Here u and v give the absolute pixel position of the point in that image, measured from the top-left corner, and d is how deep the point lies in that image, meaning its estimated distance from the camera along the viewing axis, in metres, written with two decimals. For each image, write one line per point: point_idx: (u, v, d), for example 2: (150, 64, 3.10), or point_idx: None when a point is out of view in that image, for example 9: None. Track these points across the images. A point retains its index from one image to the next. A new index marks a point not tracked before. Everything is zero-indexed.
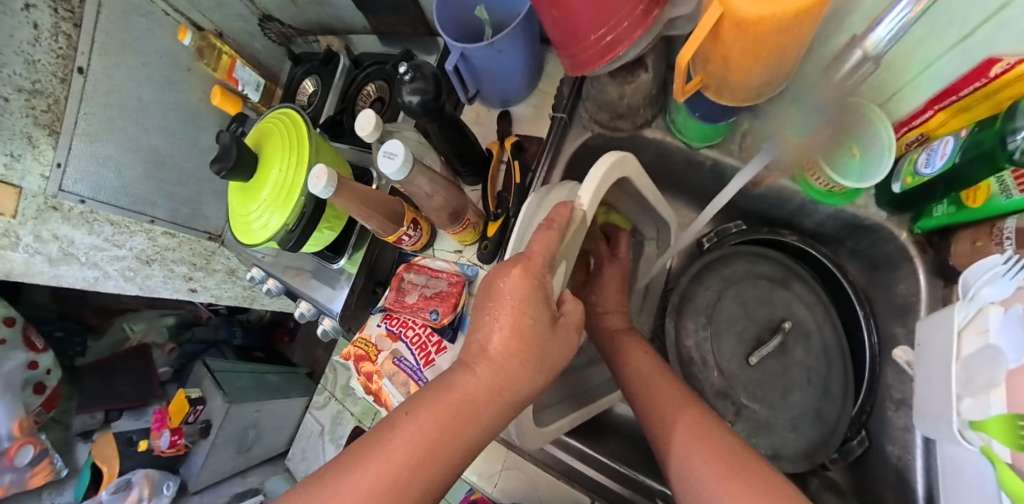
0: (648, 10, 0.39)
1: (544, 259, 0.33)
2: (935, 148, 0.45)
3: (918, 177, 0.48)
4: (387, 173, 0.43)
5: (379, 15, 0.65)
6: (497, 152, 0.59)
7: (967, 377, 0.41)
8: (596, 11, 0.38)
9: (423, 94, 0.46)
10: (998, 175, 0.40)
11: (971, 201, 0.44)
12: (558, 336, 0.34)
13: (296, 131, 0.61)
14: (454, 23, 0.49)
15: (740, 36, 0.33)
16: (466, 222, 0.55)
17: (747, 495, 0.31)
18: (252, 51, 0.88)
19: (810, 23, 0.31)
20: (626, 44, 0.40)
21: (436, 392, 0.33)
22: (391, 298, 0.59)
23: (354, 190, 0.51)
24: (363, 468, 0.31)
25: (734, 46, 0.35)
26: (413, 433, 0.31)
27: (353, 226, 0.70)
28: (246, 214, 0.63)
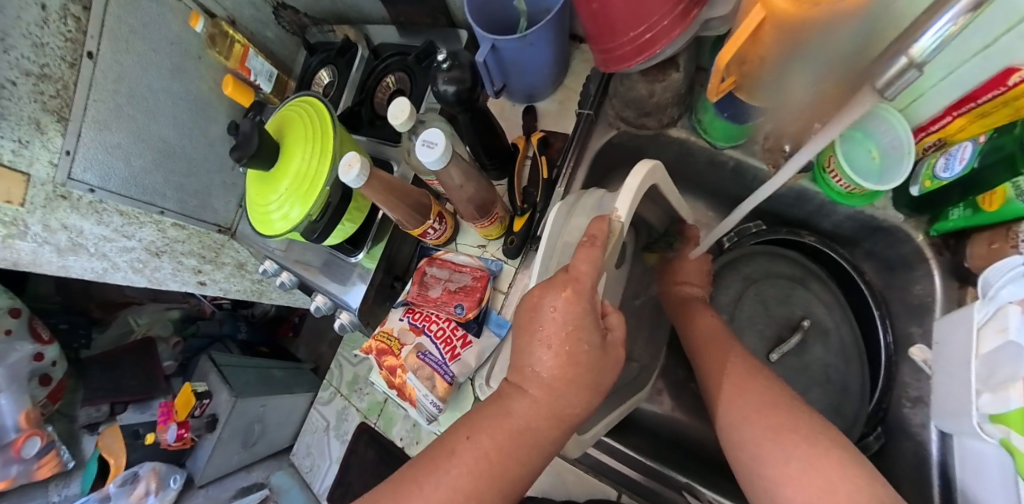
0: (687, 9, 0.39)
1: (592, 278, 0.32)
2: (954, 152, 0.45)
3: (935, 180, 0.47)
4: (424, 162, 0.42)
5: (400, 6, 0.64)
6: (523, 147, 0.58)
7: (987, 373, 0.42)
8: (638, 7, 0.37)
9: (459, 83, 0.48)
10: (1015, 180, 0.40)
11: (986, 204, 0.45)
12: (609, 357, 0.34)
13: (318, 120, 0.60)
14: (482, 13, 0.48)
15: (782, 34, 0.33)
16: (493, 216, 0.55)
17: (800, 430, 0.35)
18: (264, 40, 0.85)
19: (843, 26, 0.30)
20: (663, 43, 0.40)
21: (495, 417, 0.35)
22: (413, 292, 0.60)
23: (384, 181, 0.51)
24: (433, 489, 0.34)
25: (772, 47, 0.35)
26: (477, 459, 0.34)
27: (372, 220, 0.70)
28: (265, 204, 0.62)
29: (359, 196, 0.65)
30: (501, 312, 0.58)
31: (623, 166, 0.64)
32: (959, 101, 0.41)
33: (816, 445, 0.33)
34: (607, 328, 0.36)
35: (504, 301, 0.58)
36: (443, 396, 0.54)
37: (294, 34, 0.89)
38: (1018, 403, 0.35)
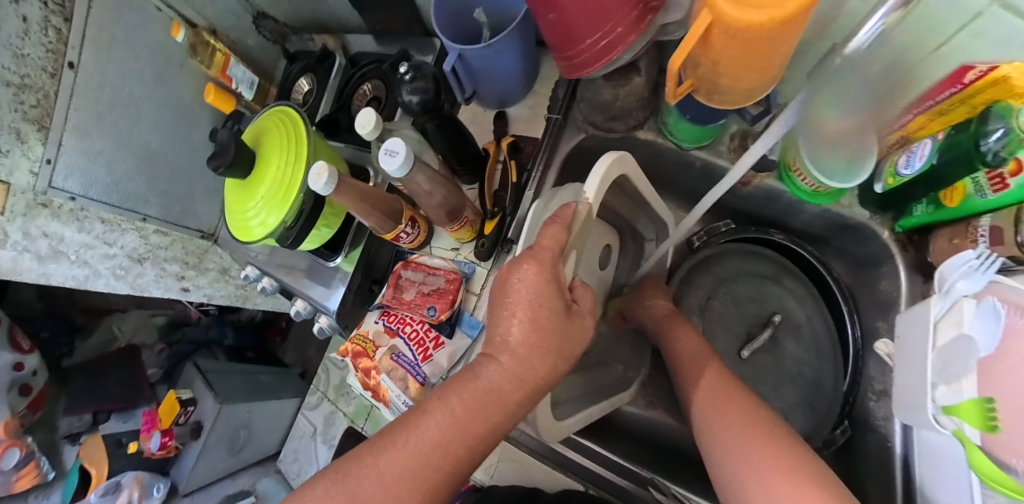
0: (641, 15, 0.41)
1: (556, 252, 0.33)
2: (913, 150, 0.46)
3: (898, 177, 0.49)
4: (388, 170, 0.44)
5: (377, 15, 0.65)
6: (493, 151, 0.59)
7: (943, 365, 0.43)
8: (595, 16, 0.39)
9: (423, 93, 0.49)
10: (974, 177, 0.42)
11: (949, 200, 0.46)
12: (572, 324, 0.35)
13: (293, 128, 0.62)
14: (451, 24, 0.50)
15: (731, 41, 0.34)
16: (463, 220, 0.56)
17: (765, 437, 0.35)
18: (246, 47, 0.86)
19: (787, 30, 0.32)
20: (621, 48, 0.42)
21: (465, 379, 0.34)
22: (389, 295, 0.61)
23: (355, 187, 0.53)
24: (398, 446, 0.32)
25: (723, 51, 0.36)
26: (443, 417, 0.32)
27: (350, 225, 0.71)
28: (243, 210, 0.63)
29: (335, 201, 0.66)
30: (474, 314, 0.59)
31: None
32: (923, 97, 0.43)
33: (780, 449, 0.33)
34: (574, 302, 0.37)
35: (477, 302, 0.59)
36: (416, 396, 0.54)
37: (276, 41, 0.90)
38: (971, 394, 0.36)
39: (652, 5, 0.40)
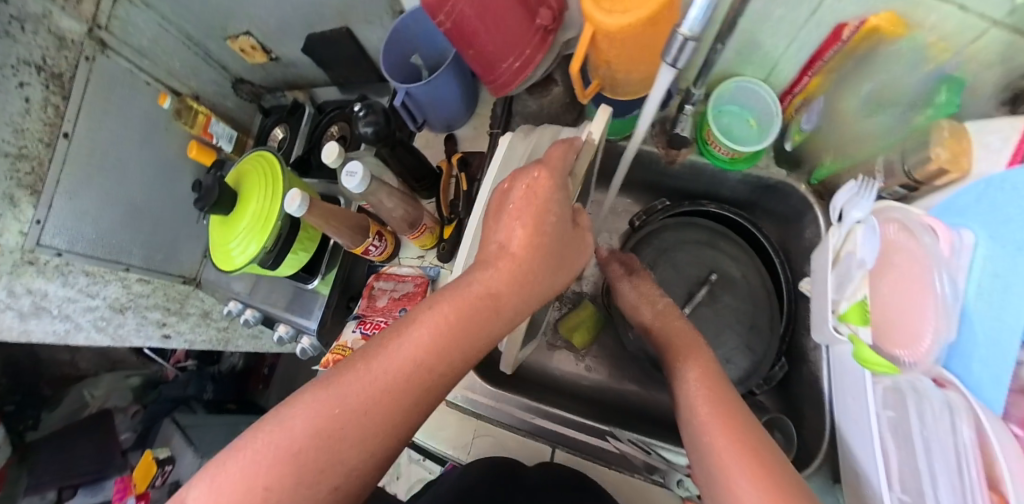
0: (543, 37, 0.52)
1: (562, 163, 0.38)
2: (812, 109, 0.55)
3: (803, 133, 0.58)
4: (348, 188, 0.52)
5: (334, 69, 0.78)
6: (446, 168, 0.69)
7: (840, 281, 0.52)
8: (506, 42, 0.50)
9: (376, 124, 0.57)
10: (870, 121, 0.51)
11: (850, 145, 0.55)
12: (568, 238, 0.40)
13: (270, 167, 0.71)
14: (397, 68, 0.62)
15: (612, 43, 0.43)
16: (422, 227, 0.64)
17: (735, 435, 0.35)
18: (225, 108, 1.00)
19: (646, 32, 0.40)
20: (532, 66, 0.53)
21: (459, 287, 0.36)
22: (363, 305, 0.67)
23: (326, 208, 0.61)
24: (395, 349, 0.33)
25: (608, 53, 0.45)
26: (439, 321, 0.34)
27: (325, 247, 0.78)
28: (226, 243, 0.70)
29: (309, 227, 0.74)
30: None
31: None
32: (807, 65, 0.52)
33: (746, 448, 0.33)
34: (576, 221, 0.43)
35: None
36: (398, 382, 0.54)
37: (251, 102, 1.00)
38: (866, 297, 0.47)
39: (550, 28, 0.51)
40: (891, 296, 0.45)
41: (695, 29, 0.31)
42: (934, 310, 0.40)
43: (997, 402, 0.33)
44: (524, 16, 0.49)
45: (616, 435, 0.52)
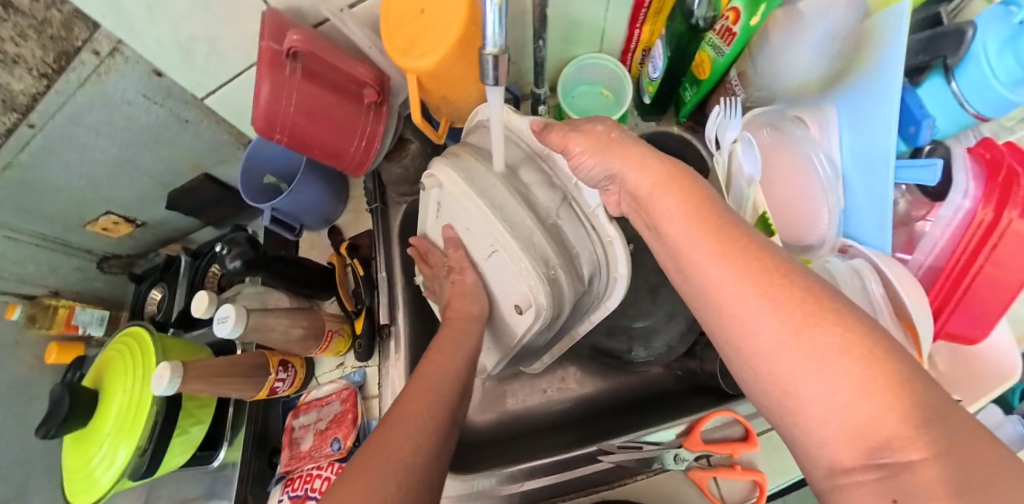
0: (377, 109, 0.45)
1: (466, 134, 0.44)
2: (654, 54, 0.50)
3: (653, 82, 0.52)
4: (222, 337, 0.44)
5: (208, 211, 0.74)
6: (336, 261, 0.57)
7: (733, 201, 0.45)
8: (338, 127, 0.43)
9: (242, 255, 0.46)
10: (708, 41, 0.45)
11: (701, 74, 0.49)
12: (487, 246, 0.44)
13: (132, 342, 0.52)
14: (249, 180, 0.53)
15: (440, 80, 0.38)
16: (328, 335, 0.52)
17: (835, 349, 0.18)
18: (93, 291, 0.80)
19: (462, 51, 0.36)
20: (379, 140, 0.47)
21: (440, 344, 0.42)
22: (286, 457, 0.51)
23: (206, 365, 0.47)
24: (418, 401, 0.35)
25: (439, 89, 0.40)
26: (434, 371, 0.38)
27: (225, 406, 0.59)
28: (87, 463, 0.49)
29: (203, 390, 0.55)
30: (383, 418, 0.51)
31: None
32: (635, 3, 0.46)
33: (858, 370, 0.17)
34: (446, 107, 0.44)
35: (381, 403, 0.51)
36: None
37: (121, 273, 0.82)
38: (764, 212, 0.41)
39: (381, 98, 0.45)
40: (783, 189, 0.47)
41: (499, 44, 0.26)
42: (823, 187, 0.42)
43: (882, 241, 0.40)
44: (347, 100, 0.43)
45: (604, 452, 0.47)
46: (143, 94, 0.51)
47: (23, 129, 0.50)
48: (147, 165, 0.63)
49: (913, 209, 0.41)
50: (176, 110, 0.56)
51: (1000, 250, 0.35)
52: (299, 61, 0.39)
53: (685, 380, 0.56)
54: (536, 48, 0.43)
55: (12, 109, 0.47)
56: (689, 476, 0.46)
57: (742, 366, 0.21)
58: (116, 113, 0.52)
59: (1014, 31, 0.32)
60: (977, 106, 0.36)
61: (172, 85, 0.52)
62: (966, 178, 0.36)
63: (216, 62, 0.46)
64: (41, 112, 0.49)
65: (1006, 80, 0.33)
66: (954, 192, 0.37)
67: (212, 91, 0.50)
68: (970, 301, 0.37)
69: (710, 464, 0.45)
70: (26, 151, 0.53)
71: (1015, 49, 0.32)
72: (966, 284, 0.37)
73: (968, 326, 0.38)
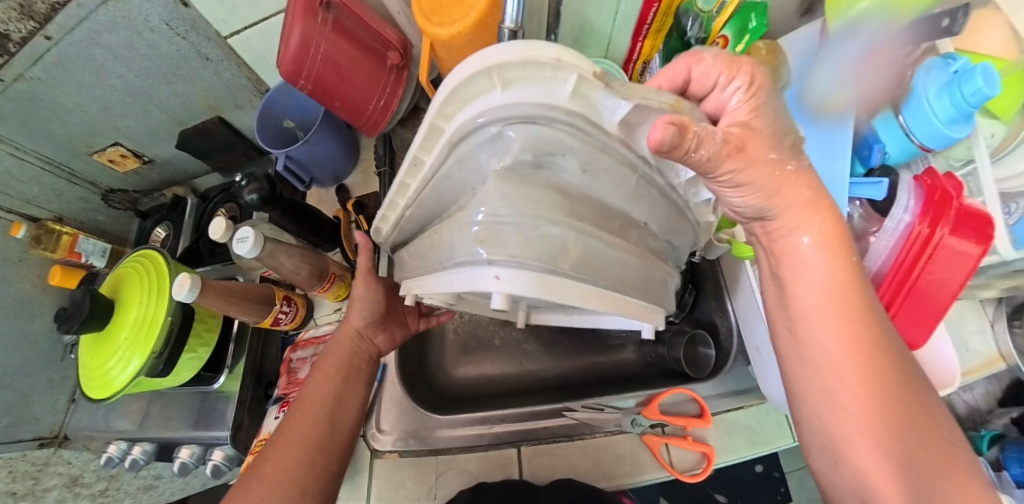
0: (395, 72, 0.49)
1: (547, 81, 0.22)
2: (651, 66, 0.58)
3: None
4: (240, 254, 0.47)
5: (217, 156, 0.75)
6: (343, 215, 0.62)
7: None
8: (360, 86, 0.48)
9: (261, 190, 0.50)
10: None
11: None
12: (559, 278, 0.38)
13: (150, 264, 0.57)
14: (264, 126, 0.55)
15: (452, 55, 0.42)
16: (331, 277, 0.58)
17: (897, 417, 0.29)
18: (95, 223, 0.80)
19: (482, 31, 0.40)
20: (395, 102, 0.51)
21: (327, 354, 0.52)
22: (283, 384, 0.57)
23: (220, 285, 0.52)
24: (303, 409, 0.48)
25: (451, 62, 0.43)
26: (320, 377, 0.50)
27: (227, 335, 0.64)
28: (103, 364, 0.54)
29: (208, 316, 0.60)
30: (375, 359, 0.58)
31: None
32: (637, 27, 0.52)
33: (911, 442, 0.28)
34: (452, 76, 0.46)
35: None
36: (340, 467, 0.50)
37: (126, 209, 0.83)
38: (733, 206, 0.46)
39: (401, 64, 0.49)
40: None
41: (516, 21, 0.34)
42: None
43: None
44: (370, 57, 0.47)
45: (568, 408, 0.51)
46: (166, 23, 0.49)
47: (38, 40, 0.46)
48: (161, 99, 0.61)
49: (869, 225, 0.46)
50: (199, 46, 0.54)
51: (934, 263, 0.40)
52: (332, 13, 0.42)
53: (653, 366, 0.61)
54: None
55: (29, 15, 0.43)
56: (644, 439, 0.49)
57: (818, 406, 0.32)
58: (134, 37, 0.49)
59: (950, 77, 0.37)
60: (922, 138, 0.41)
61: (198, 18, 0.50)
62: (907, 197, 0.41)
63: (245, 3, 0.47)
64: (59, 25, 0.45)
65: (944, 118, 0.38)
66: (898, 208, 0.42)
67: (236, 31, 0.51)
68: (909, 310, 0.42)
69: (664, 433, 0.48)
70: (39, 66, 0.50)
71: (950, 93, 0.37)
72: (907, 290, 0.41)
73: (912, 331, 0.43)
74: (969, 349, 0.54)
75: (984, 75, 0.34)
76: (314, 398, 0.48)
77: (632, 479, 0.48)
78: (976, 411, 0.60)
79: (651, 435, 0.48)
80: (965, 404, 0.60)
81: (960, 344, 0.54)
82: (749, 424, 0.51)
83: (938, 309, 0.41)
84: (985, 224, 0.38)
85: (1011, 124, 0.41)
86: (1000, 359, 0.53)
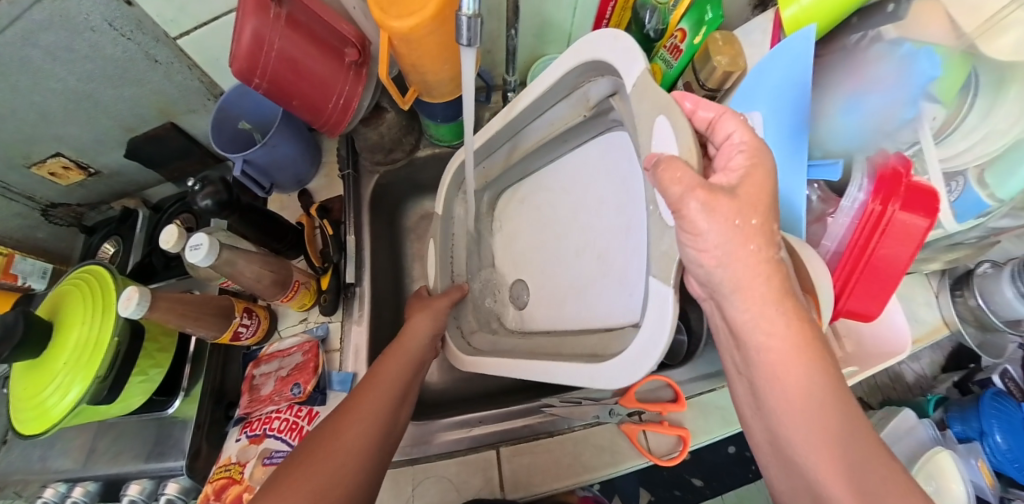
0: (355, 68, 0.48)
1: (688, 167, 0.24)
2: None
3: None
4: (194, 263, 0.44)
5: (172, 164, 0.72)
6: (307, 221, 0.59)
7: None
8: (319, 83, 0.46)
9: (217, 195, 0.47)
10: (660, 56, 0.52)
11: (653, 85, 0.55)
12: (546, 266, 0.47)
13: (96, 280, 0.52)
14: (218, 132, 0.53)
15: (412, 48, 0.41)
16: (295, 285, 0.55)
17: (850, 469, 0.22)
18: (34, 241, 0.74)
19: (442, 23, 0.39)
20: (357, 101, 0.50)
21: (390, 353, 0.46)
22: (245, 402, 0.53)
23: (174, 298, 0.48)
24: (361, 407, 0.40)
25: (412, 55, 0.42)
26: (386, 373, 0.44)
27: (184, 355, 0.59)
28: (40, 392, 0.49)
29: (160, 334, 0.56)
30: (342, 369, 0.55)
31: (404, 205, 0.70)
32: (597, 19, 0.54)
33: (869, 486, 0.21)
34: (416, 70, 0.45)
35: (342, 356, 0.56)
36: None
37: (69, 225, 0.77)
38: None
39: (361, 61, 0.48)
40: None
41: (474, 7, 0.32)
42: None
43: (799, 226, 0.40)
44: (328, 54, 0.45)
45: (547, 403, 0.49)
46: (109, 22, 0.47)
47: None
48: (109, 104, 0.58)
49: (829, 206, 0.47)
50: (147, 47, 0.52)
51: (887, 238, 0.40)
52: (285, 8, 0.41)
53: None
54: (509, 36, 0.46)
55: None
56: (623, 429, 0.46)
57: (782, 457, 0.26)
58: (76, 37, 0.47)
59: None
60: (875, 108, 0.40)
61: (145, 17, 0.47)
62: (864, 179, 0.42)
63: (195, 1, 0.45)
64: None
65: None
66: (853, 188, 0.42)
67: (187, 30, 0.50)
68: (866, 283, 0.42)
69: (643, 419, 0.46)
70: None
71: None
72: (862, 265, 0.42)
73: (868, 305, 0.44)
74: (918, 319, 0.56)
75: None
76: (375, 395, 0.41)
77: (614, 470, 0.46)
78: (923, 377, 0.63)
79: (628, 423, 0.45)
80: (913, 373, 0.63)
81: (912, 315, 0.56)
82: (724, 404, 0.51)
83: (890, 284, 0.42)
84: (931, 199, 0.39)
85: (949, 107, 0.41)
86: (943, 326, 0.57)
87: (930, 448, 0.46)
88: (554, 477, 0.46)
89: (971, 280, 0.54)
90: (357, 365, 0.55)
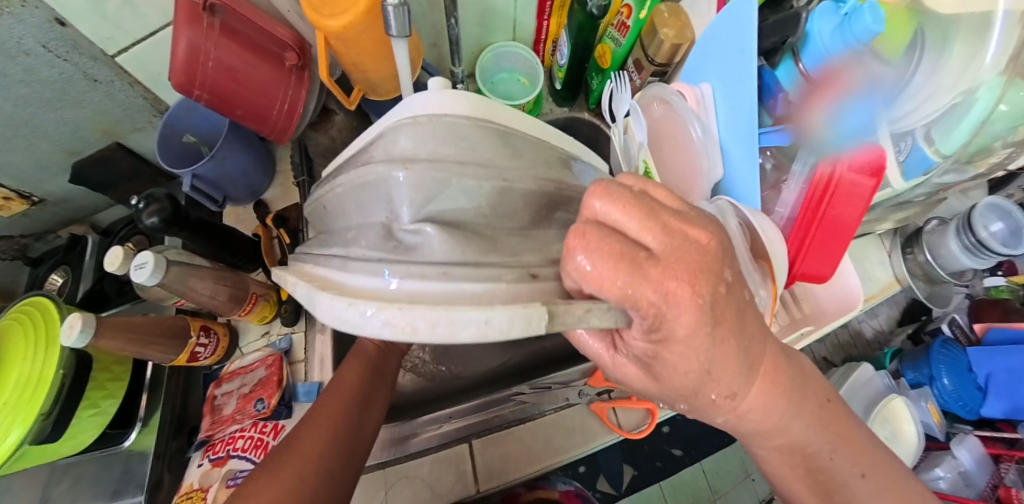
0: (298, 74, 0.48)
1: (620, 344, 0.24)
2: (560, 43, 0.58)
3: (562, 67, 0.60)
4: (139, 283, 0.42)
5: (123, 184, 0.70)
6: (263, 231, 0.58)
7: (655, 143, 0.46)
8: (261, 90, 0.46)
9: (162, 213, 0.44)
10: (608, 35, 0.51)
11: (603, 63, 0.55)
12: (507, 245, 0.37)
13: (37, 313, 0.50)
14: (164, 149, 0.52)
15: (350, 46, 0.41)
16: (252, 298, 0.53)
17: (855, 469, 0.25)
18: None
19: (377, 19, 0.40)
20: (302, 105, 0.50)
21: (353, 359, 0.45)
22: (207, 424, 0.51)
23: (120, 322, 0.46)
24: (325, 415, 0.38)
25: (352, 53, 0.43)
26: (350, 377, 0.42)
27: (140, 382, 0.57)
28: None
29: (112, 363, 0.53)
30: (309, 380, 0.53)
31: None
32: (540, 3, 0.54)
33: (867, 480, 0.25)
34: (360, 70, 0.46)
35: (307, 367, 0.55)
36: None
37: (11, 257, 0.73)
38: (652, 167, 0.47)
39: (302, 65, 0.48)
40: (669, 160, 0.50)
41: None
42: (700, 149, 0.45)
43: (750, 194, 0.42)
44: (268, 61, 0.45)
45: (517, 391, 0.50)
46: (44, 45, 0.45)
47: None
48: (49, 127, 0.56)
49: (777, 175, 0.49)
50: (85, 67, 0.50)
51: (835, 202, 0.41)
52: (219, 17, 0.40)
53: None
54: (450, 27, 0.46)
55: None
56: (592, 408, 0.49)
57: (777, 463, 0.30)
58: (7, 61, 0.45)
59: (840, 19, 0.36)
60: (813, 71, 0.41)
61: (81, 38, 0.46)
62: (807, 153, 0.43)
63: (131, 15, 0.45)
64: None
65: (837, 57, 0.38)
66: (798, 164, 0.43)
67: (125, 48, 0.49)
68: (818, 246, 0.43)
69: (611, 397, 0.49)
70: None
71: (842, 35, 0.36)
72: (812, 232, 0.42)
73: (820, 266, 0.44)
74: (873, 279, 0.57)
75: (873, 12, 0.33)
76: (340, 401, 0.39)
77: (585, 449, 0.47)
78: (880, 333, 0.68)
79: (598, 401, 0.48)
80: (872, 329, 0.68)
81: (866, 275, 0.57)
82: None
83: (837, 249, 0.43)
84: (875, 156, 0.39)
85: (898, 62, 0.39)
86: (895, 283, 0.58)
87: (885, 396, 0.53)
88: (525, 463, 0.46)
89: (921, 238, 0.57)
90: (322, 374, 0.54)
